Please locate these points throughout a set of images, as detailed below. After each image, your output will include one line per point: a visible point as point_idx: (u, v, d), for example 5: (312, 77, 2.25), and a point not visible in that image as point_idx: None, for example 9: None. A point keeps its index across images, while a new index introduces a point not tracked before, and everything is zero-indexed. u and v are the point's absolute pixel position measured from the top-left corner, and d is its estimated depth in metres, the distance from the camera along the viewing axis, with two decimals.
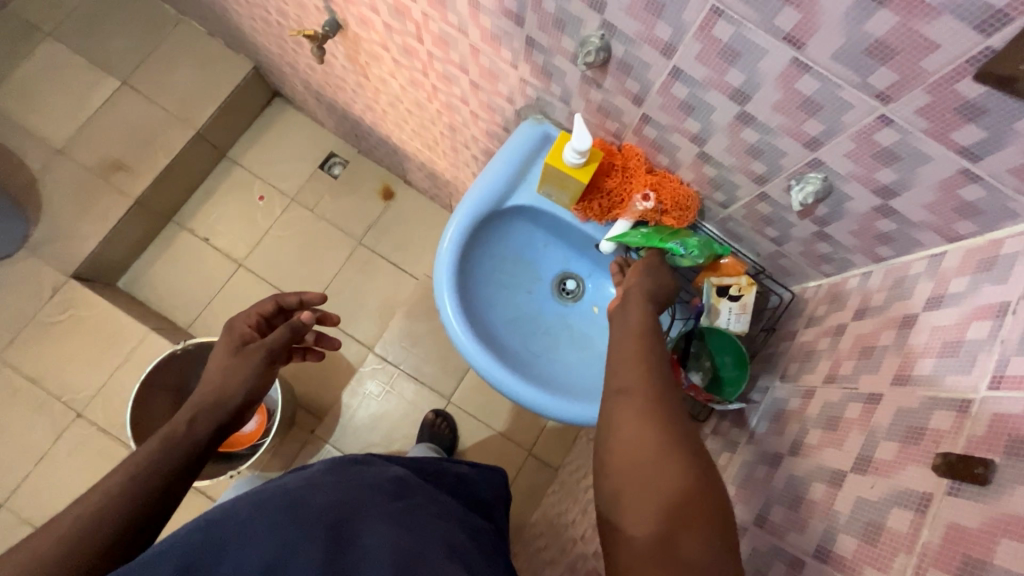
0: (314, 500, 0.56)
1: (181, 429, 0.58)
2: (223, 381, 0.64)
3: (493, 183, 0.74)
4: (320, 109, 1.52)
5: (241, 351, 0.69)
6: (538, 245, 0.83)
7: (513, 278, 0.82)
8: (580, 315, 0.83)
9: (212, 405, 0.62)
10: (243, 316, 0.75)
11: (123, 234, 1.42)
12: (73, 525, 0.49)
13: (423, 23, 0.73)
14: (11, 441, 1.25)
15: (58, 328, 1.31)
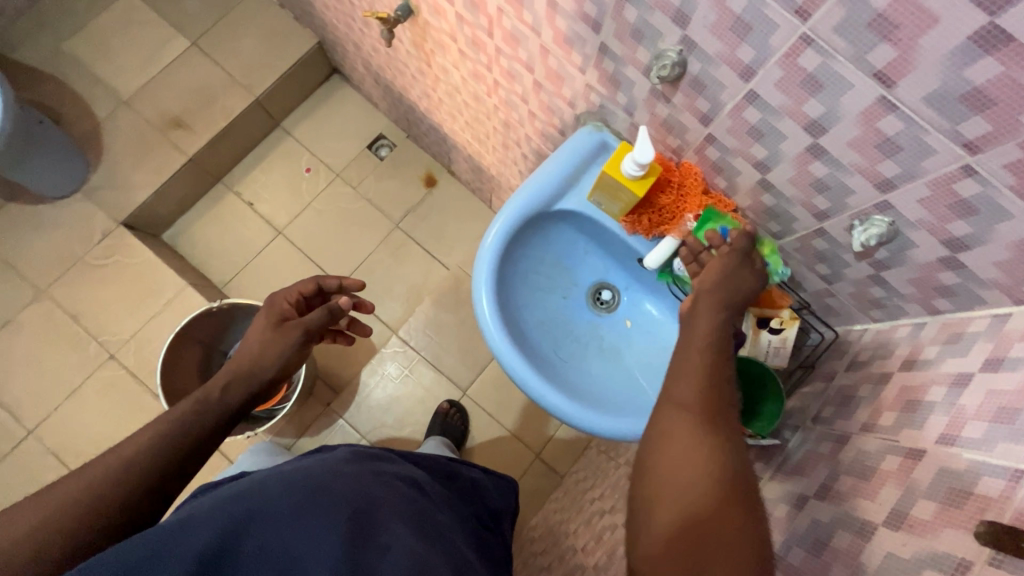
0: (339, 487, 0.57)
1: (212, 397, 0.62)
2: (260, 355, 0.69)
3: (544, 184, 0.74)
4: (376, 90, 1.54)
5: (280, 327, 0.73)
6: (578, 252, 0.83)
7: (550, 280, 0.82)
8: (611, 326, 0.83)
9: (247, 375, 0.67)
10: (284, 292, 0.79)
11: (174, 189, 1.47)
12: (96, 482, 0.52)
13: (497, 18, 0.73)
14: (46, 372, 1.30)
15: (103, 271, 1.36)
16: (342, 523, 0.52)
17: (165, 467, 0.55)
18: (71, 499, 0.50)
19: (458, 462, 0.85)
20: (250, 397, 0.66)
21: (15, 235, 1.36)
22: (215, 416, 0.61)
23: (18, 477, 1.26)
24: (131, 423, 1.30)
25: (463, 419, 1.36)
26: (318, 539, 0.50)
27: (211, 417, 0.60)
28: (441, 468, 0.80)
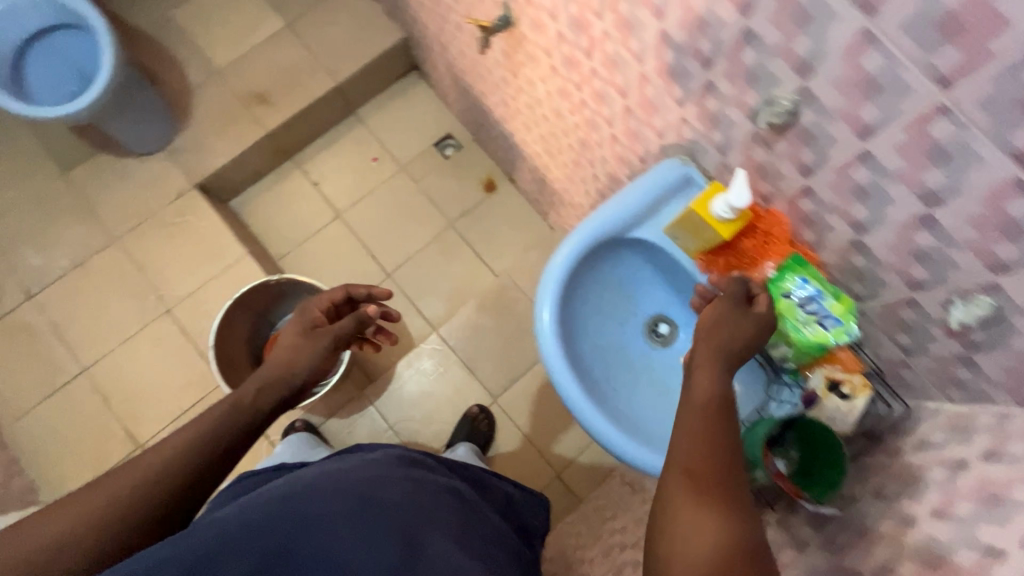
0: (383, 495, 0.63)
1: (245, 402, 0.67)
2: (292, 357, 0.74)
3: (621, 212, 0.74)
4: (452, 91, 1.56)
5: (311, 332, 0.79)
6: (643, 281, 0.82)
7: (611, 306, 0.81)
8: (666, 360, 0.82)
9: (280, 378, 0.72)
10: (316, 302, 0.86)
11: (248, 160, 1.52)
12: (127, 489, 0.57)
13: (600, 41, 0.74)
14: (107, 316, 1.37)
15: (172, 230, 1.43)
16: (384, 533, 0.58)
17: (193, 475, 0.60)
18: (125, 495, 0.57)
19: (492, 475, 0.86)
20: (281, 402, 0.71)
21: (99, 184, 1.44)
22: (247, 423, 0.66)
23: (66, 412, 1.32)
24: (176, 377, 1.35)
25: (490, 425, 1.36)
26: (363, 547, 0.56)
27: (236, 428, 0.64)
28: (475, 479, 0.82)
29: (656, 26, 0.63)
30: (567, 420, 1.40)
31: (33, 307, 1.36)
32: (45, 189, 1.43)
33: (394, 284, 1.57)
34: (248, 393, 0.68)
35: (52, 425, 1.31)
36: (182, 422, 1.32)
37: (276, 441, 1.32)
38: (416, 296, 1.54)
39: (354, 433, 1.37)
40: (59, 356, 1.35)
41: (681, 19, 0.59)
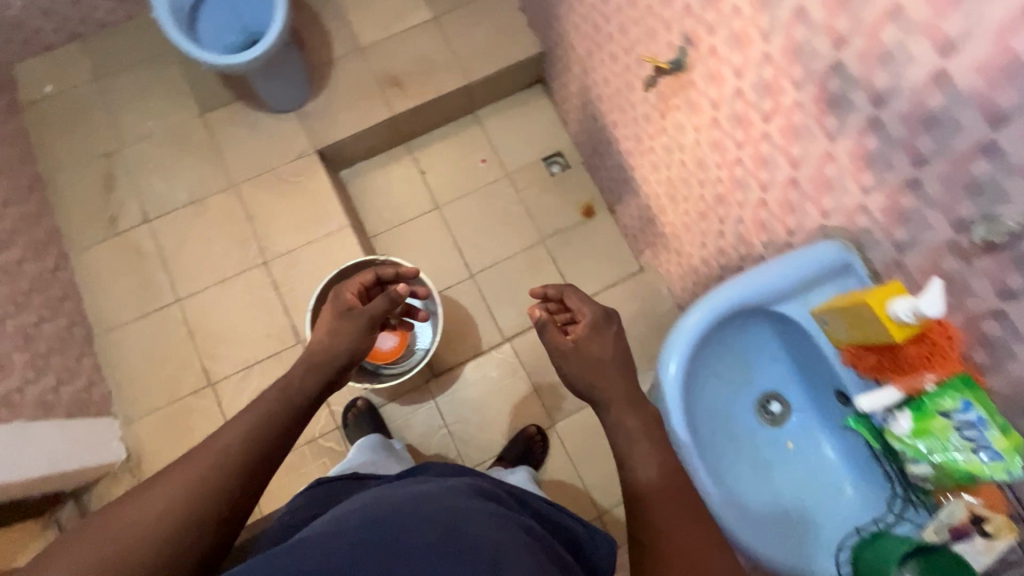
0: (469, 527, 0.59)
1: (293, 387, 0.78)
2: (330, 342, 0.85)
3: (765, 288, 0.72)
4: (575, 113, 1.57)
5: (345, 314, 0.89)
6: (764, 355, 0.80)
7: (727, 373, 0.79)
8: (772, 441, 0.79)
9: (322, 362, 0.82)
10: (350, 285, 0.96)
11: (367, 137, 1.57)
12: (198, 477, 0.64)
13: (788, 110, 0.73)
14: (210, 255, 1.44)
15: (286, 188, 1.48)
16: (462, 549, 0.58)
17: (252, 460, 0.68)
18: (192, 480, 0.64)
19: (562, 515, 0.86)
20: (326, 382, 0.82)
21: (231, 130, 1.51)
22: (298, 410, 0.76)
23: (152, 336, 1.38)
24: (259, 327, 1.40)
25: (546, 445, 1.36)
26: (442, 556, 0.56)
27: (286, 418, 0.74)
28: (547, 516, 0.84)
29: (869, 113, 0.61)
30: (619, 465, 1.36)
31: (147, 230, 1.44)
32: (183, 124, 1.51)
33: (475, 286, 1.58)
34: (296, 375, 0.80)
35: (139, 345, 1.38)
36: (255, 371, 1.37)
37: (337, 412, 1.35)
38: (494, 303, 1.54)
39: (410, 423, 1.39)
40: (159, 282, 1.42)
41: (906, 114, 0.57)
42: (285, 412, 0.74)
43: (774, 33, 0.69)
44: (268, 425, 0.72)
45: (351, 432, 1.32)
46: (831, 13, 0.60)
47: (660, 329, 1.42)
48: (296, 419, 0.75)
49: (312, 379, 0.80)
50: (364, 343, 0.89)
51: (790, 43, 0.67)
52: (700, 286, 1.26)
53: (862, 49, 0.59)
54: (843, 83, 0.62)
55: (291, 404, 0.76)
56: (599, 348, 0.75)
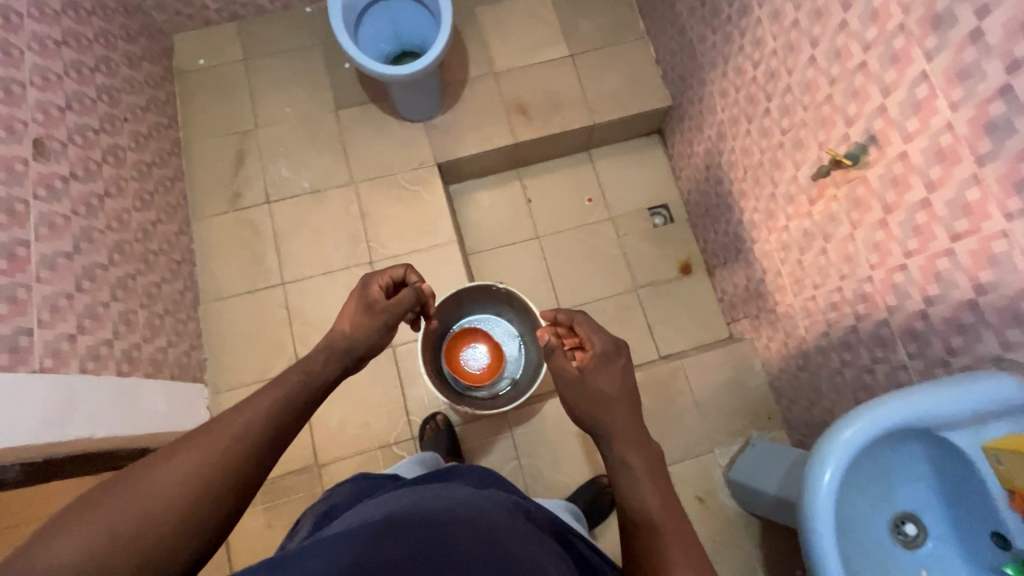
0: (513, 548, 0.56)
1: (312, 367, 0.75)
2: (353, 331, 0.84)
3: (936, 413, 0.70)
4: (693, 170, 1.57)
5: (371, 309, 0.88)
6: (909, 473, 0.77)
7: (869, 485, 0.76)
8: (905, 566, 0.75)
9: (344, 350, 0.82)
10: (377, 277, 0.93)
11: (485, 158, 1.60)
12: (222, 447, 0.58)
13: (987, 236, 0.72)
14: (321, 246, 1.48)
15: (402, 194, 1.52)
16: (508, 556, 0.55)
17: (276, 433, 0.64)
18: (215, 449, 0.58)
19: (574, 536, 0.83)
20: (343, 370, 0.81)
21: (360, 130, 1.56)
22: (319, 389, 0.74)
23: (255, 315, 1.43)
24: None
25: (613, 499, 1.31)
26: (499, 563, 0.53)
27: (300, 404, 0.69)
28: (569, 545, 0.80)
29: None
30: None
31: (266, 211, 1.50)
32: (317, 116, 1.57)
33: None
34: (316, 362, 0.76)
35: (240, 320, 1.43)
36: None
37: (415, 422, 1.37)
38: None
39: (485, 450, 1.37)
40: (268, 262, 1.46)
41: None
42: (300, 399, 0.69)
43: (992, 159, 0.69)
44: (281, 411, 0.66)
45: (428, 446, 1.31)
46: None
47: (749, 403, 1.39)
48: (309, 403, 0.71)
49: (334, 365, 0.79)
50: (382, 339, 0.89)
51: (1012, 174, 0.67)
52: (805, 370, 1.23)
53: None
54: None
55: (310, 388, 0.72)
56: (604, 379, 0.89)
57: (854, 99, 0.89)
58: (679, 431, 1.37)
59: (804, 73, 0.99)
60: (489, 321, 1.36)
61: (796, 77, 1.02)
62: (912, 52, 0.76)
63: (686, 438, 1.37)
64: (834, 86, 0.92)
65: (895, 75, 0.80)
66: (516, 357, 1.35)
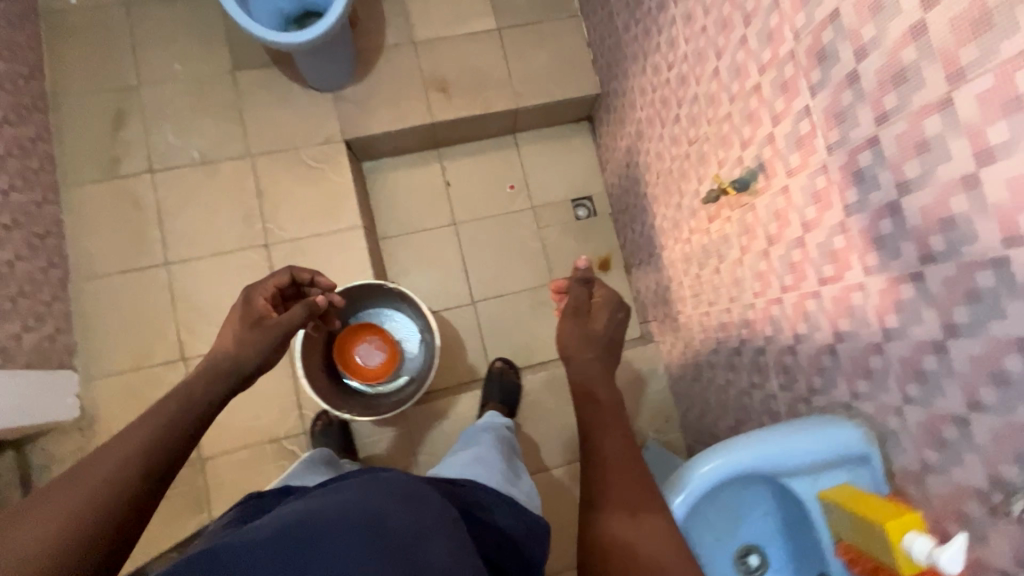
0: (392, 523, 0.54)
1: (193, 392, 0.69)
2: (238, 349, 0.78)
3: (778, 463, 0.71)
4: (616, 165, 1.52)
5: (258, 325, 0.82)
6: (756, 510, 0.79)
7: (716, 522, 0.78)
8: None
9: (230, 371, 0.75)
10: (262, 288, 0.89)
11: (400, 137, 1.49)
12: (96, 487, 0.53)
13: (848, 286, 0.70)
14: (210, 224, 1.36)
15: (305, 171, 1.40)
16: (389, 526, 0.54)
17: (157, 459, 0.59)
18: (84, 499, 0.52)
19: (499, 498, 0.83)
20: (229, 390, 0.74)
21: (261, 97, 1.41)
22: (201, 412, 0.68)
23: (130, 297, 1.31)
24: None
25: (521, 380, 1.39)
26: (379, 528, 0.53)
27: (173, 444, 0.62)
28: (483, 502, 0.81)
29: (937, 338, 0.58)
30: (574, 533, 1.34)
31: (148, 181, 1.35)
32: (210, 77, 1.41)
33: (474, 314, 1.54)
34: (194, 386, 0.70)
35: (114, 301, 1.30)
36: None
37: (307, 416, 1.31)
38: (490, 337, 1.53)
39: (380, 444, 1.33)
40: (150, 239, 1.33)
41: (977, 362, 0.54)
42: (169, 432, 0.62)
43: (858, 210, 0.66)
44: (153, 458, 0.59)
45: (317, 441, 1.27)
46: (929, 227, 0.57)
47: (648, 407, 1.40)
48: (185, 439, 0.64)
49: (218, 387, 0.72)
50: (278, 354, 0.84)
51: (873, 231, 0.64)
52: (698, 381, 1.24)
53: (951, 277, 0.55)
54: (918, 296, 0.60)
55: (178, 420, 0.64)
56: (603, 318, 0.92)
57: (749, 122, 0.85)
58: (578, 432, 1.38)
59: (709, 85, 0.94)
60: (399, 317, 1.31)
61: (702, 87, 0.96)
62: (798, 83, 0.72)
63: None
64: (733, 104, 0.88)
65: (784, 104, 0.76)
66: (415, 352, 1.31)
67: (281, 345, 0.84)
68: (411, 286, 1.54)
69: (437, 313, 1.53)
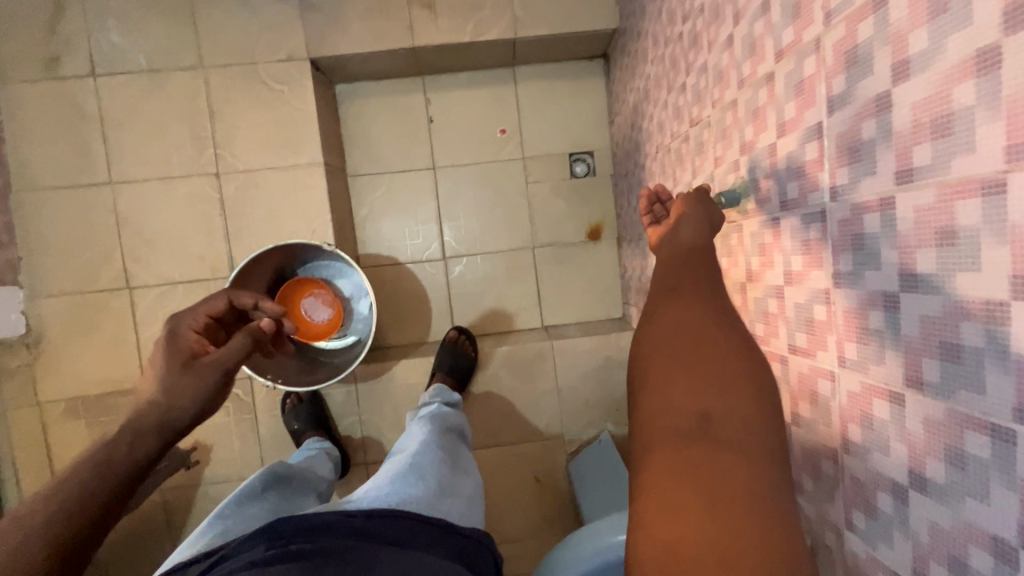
0: None
1: (113, 446, 0.55)
2: (169, 399, 0.61)
3: None
4: (623, 122, 1.29)
5: (192, 366, 0.65)
6: None
7: None
8: None
9: (155, 428, 0.58)
10: (189, 317, 0.75)
11: (375, 60, 1.28)
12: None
13: (817, 368, 0.55)
14: (157, 144, 1.23)
15: (262, 92, 1.23)
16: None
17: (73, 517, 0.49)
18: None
19: (426, 524, 0.66)
20: (166, 445, 0.59)
21: None
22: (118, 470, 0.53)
23: (74, 216, 1.23)
24: (192, 246, 1.25)
25: (477, 351, 1.31)
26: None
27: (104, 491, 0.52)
28: (418, 534, 0.64)
29: (900, 479, 0.45)
30: (516, 507, 1.34)
31: (90, 87, 1.21)
32: None
33: (444, 271, 1.42)
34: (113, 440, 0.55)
35: (57, 218, 1.23)
36: (178, 291, 1.26)
37: None
38: (457, 297, 1.43)
39: None
40: (94, 154, 1.23)
41: (939, 533, 0.42)
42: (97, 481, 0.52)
43: (848, 285, 0.49)
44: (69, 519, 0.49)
45: (288, 416, 1.24)
46: (926, 346, 0.41)
47: (611, 398, 1.31)
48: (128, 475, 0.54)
49: (144, 445, 0.56)
50: (221, 396, 0.66)
51: (859, 318, 0.48)
52: None
53: (936, 421, 0.41)
54: (891, 422, 0.45)
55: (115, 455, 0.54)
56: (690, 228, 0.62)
57: (753, 121, 0.64)
58: (532, 414, 1.31)
59: (720, 56, 0.72)
60: (355, 278, 1.24)
61: (713, 56, 0.74)
62: (816, 88, 0.52)
63: (539, 422, 1.31)
64: (741, 90, 0.67)
65: (795, 112, 0.56)
66: (365, 307, 1.24)
67: (226, 388, 0.66)
68: (379, 232, 1.42)
69: (403, 266, 1.42)
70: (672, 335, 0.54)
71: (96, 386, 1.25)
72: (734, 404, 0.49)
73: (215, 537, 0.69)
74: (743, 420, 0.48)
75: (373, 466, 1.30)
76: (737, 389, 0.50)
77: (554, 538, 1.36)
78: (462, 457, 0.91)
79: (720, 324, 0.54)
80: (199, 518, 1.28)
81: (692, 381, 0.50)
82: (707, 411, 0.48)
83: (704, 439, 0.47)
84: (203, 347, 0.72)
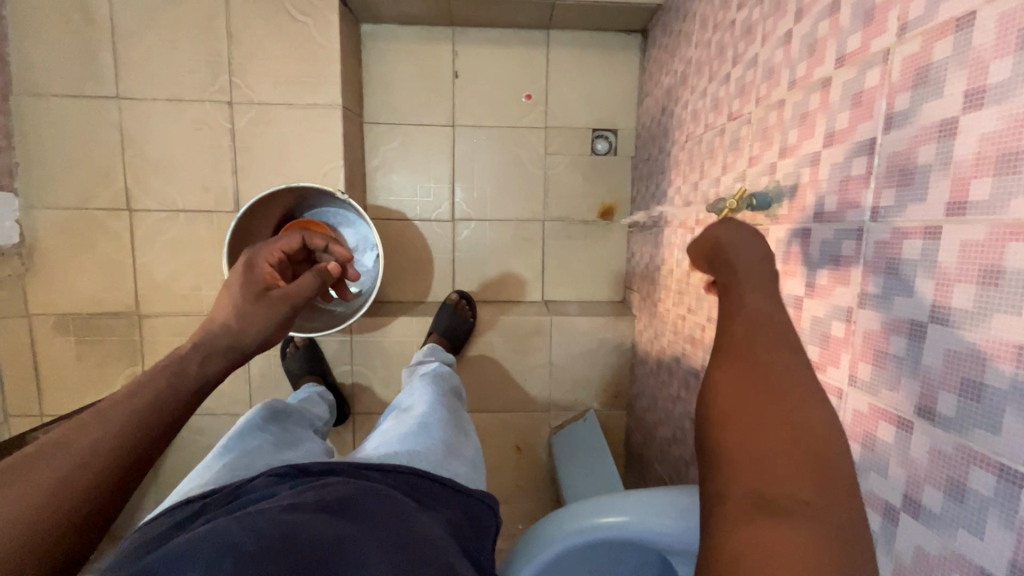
0: (302, 522, 0.47)
1: (189, 369, 0.59)
2: (239, 326, 0.67)
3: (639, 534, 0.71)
4: (651, 105, 1.26)
5: (263, 296, 0.73)
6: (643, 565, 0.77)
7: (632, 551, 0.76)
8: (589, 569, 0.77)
9: (225, 349, 0.64)
10: (267, 253, 0.83)
11: (407, 4, 1.22)
12: (122, 413, 0.51)
13: (825, 383, 0.56)
14: (171, 62, 1.17)
15: (285, 22, 1.17)
16: (354, 546, 0.47)
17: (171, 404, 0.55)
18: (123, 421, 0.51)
19: (427, 478, 0.66)
20: (229, 368, 0.65)
21: None
22: (189, 395, 0.58)
23: (78, 127, 1.18)
24: (197, 176, 1.22)
25: (476, 317, 1.31)
26: (349, 548, 0.46)
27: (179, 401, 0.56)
28: (426, 490, 0.64)
29: (893, 502, 0.47)
30: (496, 471, 1.38)
31: None
32: None
33: (451, 232, 1.40)
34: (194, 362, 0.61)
35: (60, 128, 1.18)
36: (178, 219, 1.23)
37: None
38: (462, 260, 1.42)
39: None
40: (101, 64, 1.17)
41: (922, 558, 0.44)
42: (156, 410, 0.53)
43: (874, 307, 0.50)
44: (154, 417, 0.53)
45: (287, 362, 1.25)
46: (945, 379, 0.42)
47: (602, 378, 1.33)
48: (166, 426, 0.54)
49: (214, 366, 0.62)
50: (280, 330, 0.74)
51: (879, 342, 0.49)
52: (654, 373, 1.15)
53: (941, 453, 0.42)
54: (894, 445, 0.47)
55: (156, 410, 0.53)
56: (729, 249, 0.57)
57: (799, 125, 0.63)
58: (522, 385, 1.32)
59: (773, 52, 0.69)
60: (362, 230, 1.22)
61: (766, 51, 0.71)
62: (875, 102, 0.50)
63: (527, 394, 1.33)
64: (791, 92, 0.65)
65: (846, 124, 0.54)
66: (368, 261, 1.22)
67: (286, 322, 0.75)
68: (389, 184, 1.38)
69: (411, 222, 1.39)
70: (738, 406, 0.43)
71: (88, 305, 1.24)
72: (825, 498, 0.37)
73: (223, 470, 0.69)
74: (814, 500, 0.37)
75: (361, 416, 1.32)
76: (812, 466, 0.39)
77: (527, 504, 1.41)
78: (465, 417, 0.91)
79: (792, 410, 0.42)
80: (184, 447, 1.30)
81: (754, 460, 0.39)
82: (767, 498, 0.37)
83: (769, 518, 0.36)
84: (273, 279, 0.80)
